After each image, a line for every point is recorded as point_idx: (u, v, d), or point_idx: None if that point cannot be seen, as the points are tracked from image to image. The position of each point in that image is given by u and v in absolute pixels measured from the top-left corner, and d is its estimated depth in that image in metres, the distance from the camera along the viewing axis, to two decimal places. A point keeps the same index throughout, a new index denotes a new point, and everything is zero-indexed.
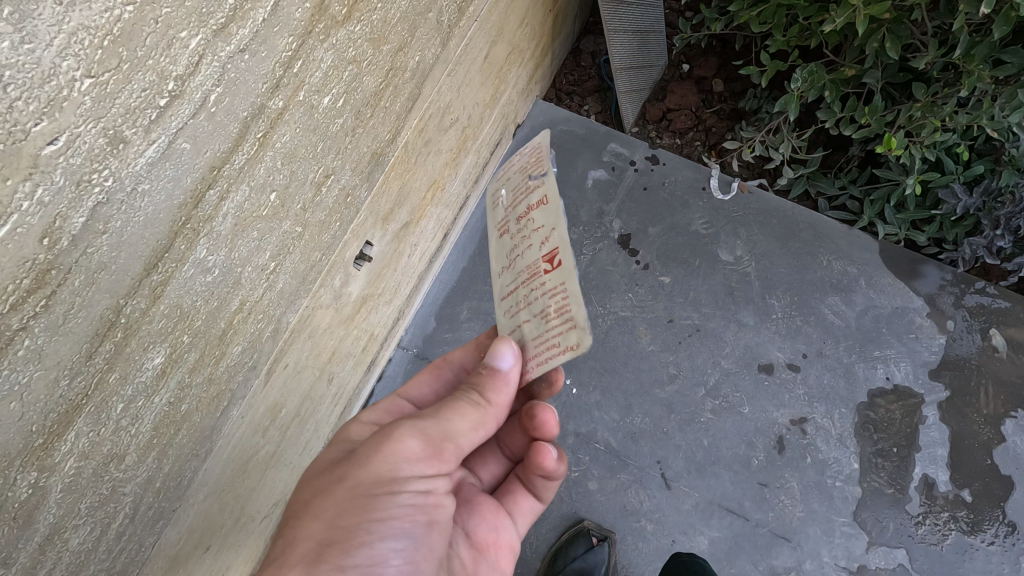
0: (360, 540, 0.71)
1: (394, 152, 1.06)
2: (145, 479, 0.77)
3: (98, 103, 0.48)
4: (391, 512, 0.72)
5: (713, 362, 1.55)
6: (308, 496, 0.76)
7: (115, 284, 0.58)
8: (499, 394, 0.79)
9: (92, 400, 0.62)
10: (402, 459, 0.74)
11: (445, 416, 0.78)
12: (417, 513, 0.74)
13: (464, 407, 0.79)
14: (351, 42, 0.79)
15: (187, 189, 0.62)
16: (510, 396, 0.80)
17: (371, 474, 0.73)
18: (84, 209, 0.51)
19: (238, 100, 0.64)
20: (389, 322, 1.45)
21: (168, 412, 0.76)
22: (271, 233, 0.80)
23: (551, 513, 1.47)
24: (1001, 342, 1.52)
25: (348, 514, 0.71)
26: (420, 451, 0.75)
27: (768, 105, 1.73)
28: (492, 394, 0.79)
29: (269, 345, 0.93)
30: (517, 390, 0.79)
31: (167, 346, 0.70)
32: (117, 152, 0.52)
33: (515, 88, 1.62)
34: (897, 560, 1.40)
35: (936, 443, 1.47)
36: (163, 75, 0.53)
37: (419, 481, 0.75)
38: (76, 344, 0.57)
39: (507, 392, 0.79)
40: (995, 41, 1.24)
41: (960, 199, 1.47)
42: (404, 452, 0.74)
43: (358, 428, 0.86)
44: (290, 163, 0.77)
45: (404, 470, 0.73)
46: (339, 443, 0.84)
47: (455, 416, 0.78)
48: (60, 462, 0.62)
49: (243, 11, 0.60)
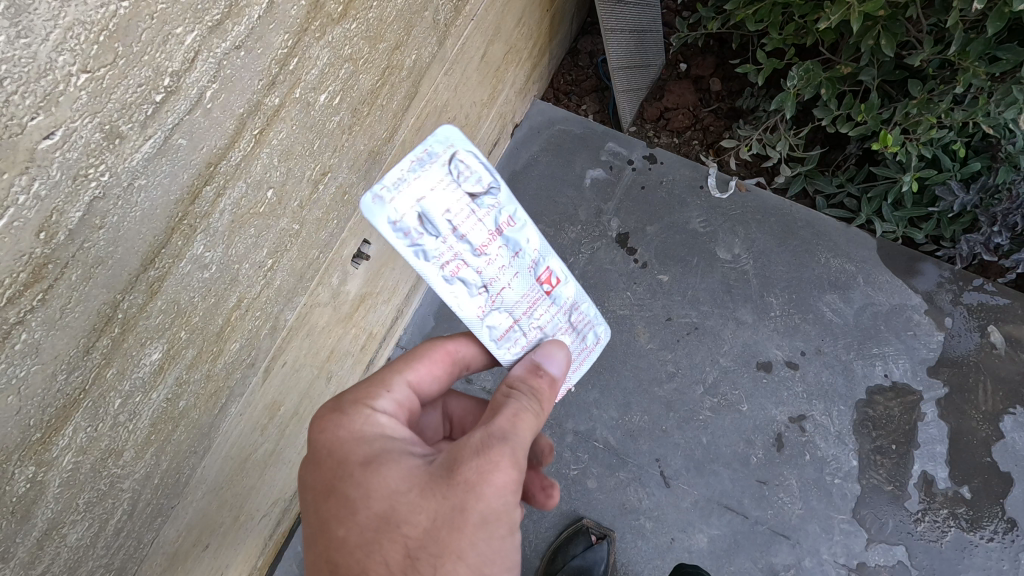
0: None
1: (392, 151, 1.06)
2: (143, 475, 0.78)
3: (94, 98, 0.49)
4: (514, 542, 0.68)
5: (712, 360, 1.55)
6: (425, 531, 0.63)
7: (112, 280, 0.59)
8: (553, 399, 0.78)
9: (90, 395, 0.63)
10: (517, 483, 0.66)
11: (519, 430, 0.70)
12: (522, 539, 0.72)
13: (528, 412, 0.72)
14: (347, 40, 0.79)
15: (184, 185, 0.62)
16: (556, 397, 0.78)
17: (490, 510, 0.64)
18: (80, 203, 0.52)
19: (234, 96, 0.64)
20: (387, 321, 1.46)
21: (166, 409, 0.76)
22: (268, 230, 0.81)
23: (550, 511, 1.47)
24: (999, 339, 1.52)
25: (486, 553, 0.64)
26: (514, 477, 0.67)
27: (765, 104, 1.74)
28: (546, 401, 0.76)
29: (267, 343, 0.93)
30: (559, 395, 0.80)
31: (165, 342, 0.70)
32: (113, 148, 0.53)
33: (512, 88, 1.62)
34: (896, 557, 1.40)
35: (935, 439, 1.47)
36: (158, 71, 0.54)
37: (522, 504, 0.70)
38: (73, 338, 0.57)
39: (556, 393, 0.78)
40: (989, 38, 1.24)
41: (957, 196, 1.48)
42: (516, 478, 0.66)
43: (384, 421, 0.73)
44: (287, 161, 0.78)
45: (516, 496, 0.66)
46: (382, 450, 0.69)
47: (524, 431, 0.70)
48: (58, 457, 0.62)
49: (239, 8, 0.60)
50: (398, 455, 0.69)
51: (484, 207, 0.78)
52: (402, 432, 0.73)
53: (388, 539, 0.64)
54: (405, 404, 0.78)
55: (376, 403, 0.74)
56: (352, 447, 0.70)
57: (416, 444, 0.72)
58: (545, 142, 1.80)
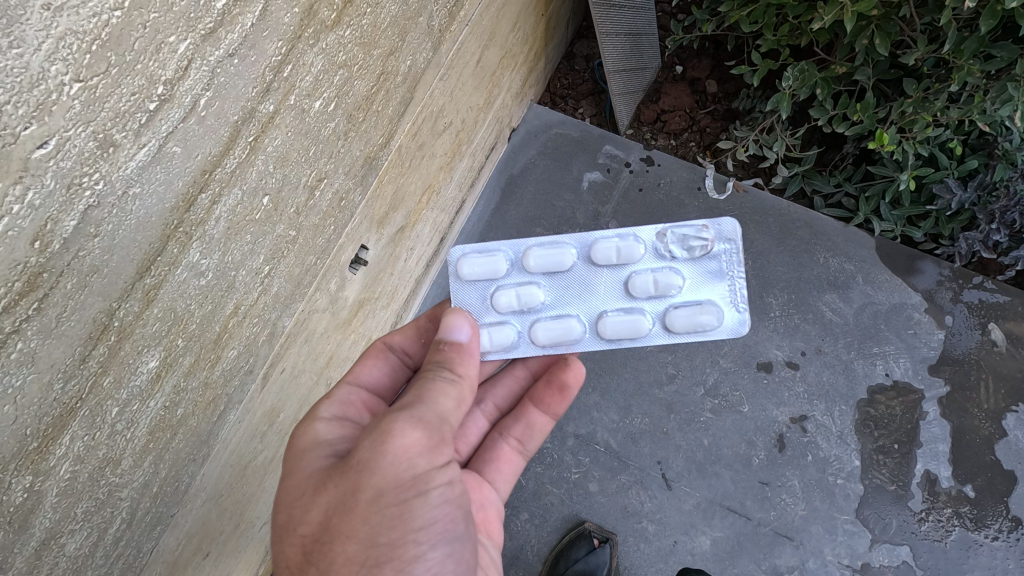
0: (407, 549, 0.69)
1: (387, 156, 1.07)
2: (141, 484, 0.77)
3: (87, 107, 0.49)
4: (424, 508, 0.70)
5: (712, 362, 1.55)
6: (323, 520, 0.71)
7: (107, 288, 0.59)
8: (468, 365, 0.80)
9: (86, 404, 0.62)
10: (415, 454, 0.69)
11: (431, 398, 0.74)
12: (454, 510, 0.74)
13: (443, 386, 0.76)
14: (341, 46, 0.79)
15: (179, 193, 0.63)
16: (475, 364, 0.81)
17: (391, 480, 0.68)
18: (75, 211, 0.52)
19: (229, 103, 0.64)
20: (387, 326, 1.46)
21: (163, 417, 0.76)
22: (265, 237, 0.81)
23: (552, 515, 1.47)
24: (1000, 337, 1.52)
25: (383, 524, 0.68)
26: (424, 442, 0.70)
27: (761, 105, 1.74)
28: (461, 366, 0.79)
29: (265, 349, 0.94)
30: (479, 359, 0.82)
31: (161, 350, 0.70)
32: (107, 156, 0.53)
33: (508, 92, 1.63)
34: (901, 557, 1.39)
35: (938, 439, 1.46)
36: (152, 79, 0.54)
37: (441, 469, 0.73)
38: (69, 346, 0.57)
39: (472, 360, 0.80)
40: (983, 36, 1.25)
41: (954, 194, 1.48)
42: (413, 446, 0.69)
43: (324, 428, 0.81)
44: (282, 167, 0.78)
45: (424, 460, 0.70)
46: (306, 452, 0.78)
47: (437, 397, 0.74)
48: (55, 466, 0.62)
49: (232, 15, 0.60)
50: (325, 453, 0.77)
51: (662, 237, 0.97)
52: (339, 434, 0.80)
53: (293, 539, 0.73)
54: (354, 402, 0.89)
55: (319, 414, 0.82)
56: (289, 456, 0.79)
57: (341, 442, 0.79)
58: (542, 146, 1.80)
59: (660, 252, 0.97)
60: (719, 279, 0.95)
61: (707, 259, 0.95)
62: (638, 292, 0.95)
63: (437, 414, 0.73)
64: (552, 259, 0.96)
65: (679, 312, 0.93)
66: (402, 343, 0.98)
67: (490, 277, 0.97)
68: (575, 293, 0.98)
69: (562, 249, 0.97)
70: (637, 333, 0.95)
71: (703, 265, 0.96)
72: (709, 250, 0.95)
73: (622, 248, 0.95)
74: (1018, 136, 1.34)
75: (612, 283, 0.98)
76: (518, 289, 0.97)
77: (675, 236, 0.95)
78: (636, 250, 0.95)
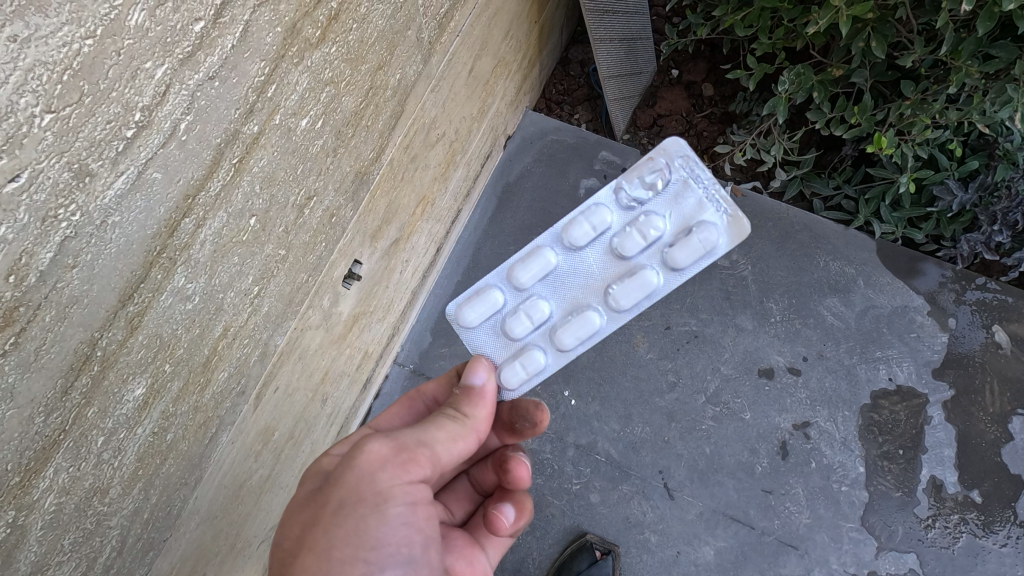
0: (357, 564, 0.71)
1: (379, 171, 1.05)
2: (131, 511, 0.76)
3: (60, 138, 0.48)
4: (380, 526, 0.73)
5: (713, 368, 1.53)
6: (300, 533, 0.75)
7: (88, 318, 0.58)
8: (476, 409, 0.84)
9: (70, 435, 0.61)
10: (378, 468, 0.75)
11: (425, 429, 0.80)
12: (412, 534, 0.76)
13: (442, 422, 0.81)
14: (327, 64, 0.78)
15: (161, 219, 0.61)
16: (485, 409, 0.84)
17: (359, 493, 0.73)
18: (51, 243, 0.51)
19: (211, 127, 0.63)
20: (384, 338, 1.45)
21: (152, 442, 0.75)
22: (253, 257, 0.80)
23: (554, 527, 1.45)
24: (1004, 338, 1.50)
25: (341, 537, 0.72)
26: (394, 462, 0.75)
27: (758, 108, 1.73)
28: (468, 408, 0.84)
29: (257, 369, 0.92)
30: (491, 405, 0.86)
31: (148, 376, 0.69)
32: (83, 186, 0.52)
33: (503, 100, 1.62)
34: (908, 565, 1.37)
35: (943, 443, 1.44)
36: (128, 106, 0.53)
37: (407, 496, 0.76)
38: (49, 379, 0.56)
39: (483, 405, 0.85)
40: (980, 37, 1.23)
41: (955, 196, 1.46)
42: (381, 461, 0.75)
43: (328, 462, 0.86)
44: (268, 187, 0.77)
45: (390, 479, 0.74)
46: (310, 477, 0.82)
47: (431, 429, 0.80)
48: (39, 499, 0.61)
49: (210, 38, 0.59)
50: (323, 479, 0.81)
51: (616, 187, 0.94)
52: None
53: (276, 549, 0.77)
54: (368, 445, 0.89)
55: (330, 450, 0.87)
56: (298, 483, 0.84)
57: None
58: (538, 153, 1.79)
59: (628, 206, 0.93)
60: (697, 200, 0.91)
61: (674, 187, 0.92)
62: (630, 251, 0.92)
63: (419, 445, 0.78)
64: (543, 269, 0.94)
65: (679, 248, 0.89)
66: (434, 394, 0.95)
67: (491, 314, 0.95)
68: (573, 286, 0.95)
69: (545, 255, 0.94)
70: (651, 289, 0.91)
71: (672, 194, 0.92)
72: (671, 177, 0.92)
73: (596, 224, 0.93)
74: (1018, 135, 1.32)
75: (605, 255, 0.95)
76: (523, 311, 0.94)
77: (633, 185, 0.93)
78: (608, 218, 0.93)
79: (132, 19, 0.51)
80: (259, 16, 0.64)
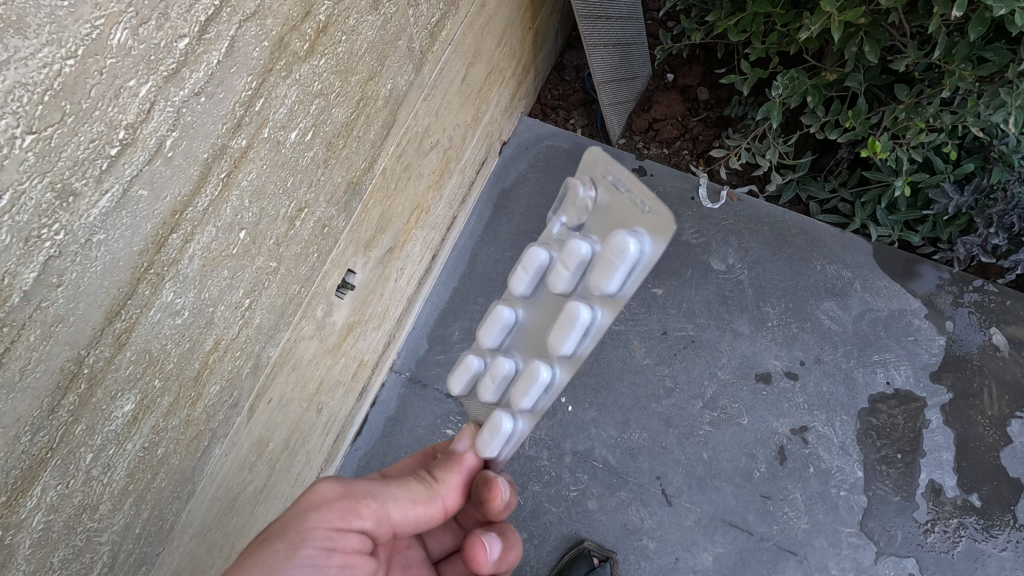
0: None
1: (371, 180, 1.05)
2: (122, 527, 0.76)
3: (42, 158, 0.48)
4: (290, 561, 0.74)
5: (710, 373, 1.53)
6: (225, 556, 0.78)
7: (75, 336, 0.57)
8: (447, 477, 0.87)
9: (58, 453, 0.61)
10: (317, 505, 0.79)
11: (389, 483, 0.84)
12: None
13: (407, 481, 0.85)
14: (316, 76, 0.78)
15: (148, 236, 0.61)
16: (457, 478, 0.88)
17: (290, 526, 0.77)
18: (35, 263, 0.51)
19: (197, 142, 0.63)
20: (379, 347, 1.45)
21: (143, 458, 0.74)
22: (244, 270, 0.79)
23: (551, 534, 1.44)
24: (1002, 341, 1.49)
25: (248, 566, 0.74)
26: (335, 503, 0.79)
27: (753, 112, 1.73)
28: (439, 474, 0.87)
29: (250, 381, 0.92)
30: (463, 478, 0.88)
31: (138, 392, 0.69)
32: (67, 206, 0.52)
33: (497, 107, 1.61)
34: (907, 570, 1.36)
35: (942, 447, 1.43)
36: (112, 124, 0.53)
37: (328, 542, 0.77)
38: (35, 398, 0.56)
39: (455, 473, 0.88)
40: (973, 41, 1.23)
41: (952, 199, 1.47)
42: (324, 500, 0.79)
43: None
44: (258, 200, 0.77)
45: (319, 519, 0.78)
46: None
47: (391, 484, 0.84)
48: (27, 518, 0.61)
49: (196, 54, 0.59)
50: None
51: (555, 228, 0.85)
52: None
53: None
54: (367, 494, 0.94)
55: None
56: None
57: None
58: (534, 159, 1.79)
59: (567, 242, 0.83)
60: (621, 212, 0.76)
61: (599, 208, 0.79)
62: (560, 285, 0.81)
63: (366, 492, 0.81)
64: (503, 324, 0.89)
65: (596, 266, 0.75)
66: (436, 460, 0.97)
67: (471, 380, 0.92)
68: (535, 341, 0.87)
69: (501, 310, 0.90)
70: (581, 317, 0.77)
71: (597, 210, 0.79)
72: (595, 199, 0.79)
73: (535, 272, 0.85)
74: (1013, 139, 1.32)
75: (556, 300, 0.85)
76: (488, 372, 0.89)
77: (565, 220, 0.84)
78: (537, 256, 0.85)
79: (115, 38, 0.50)
80: (246, 31, 0.64)
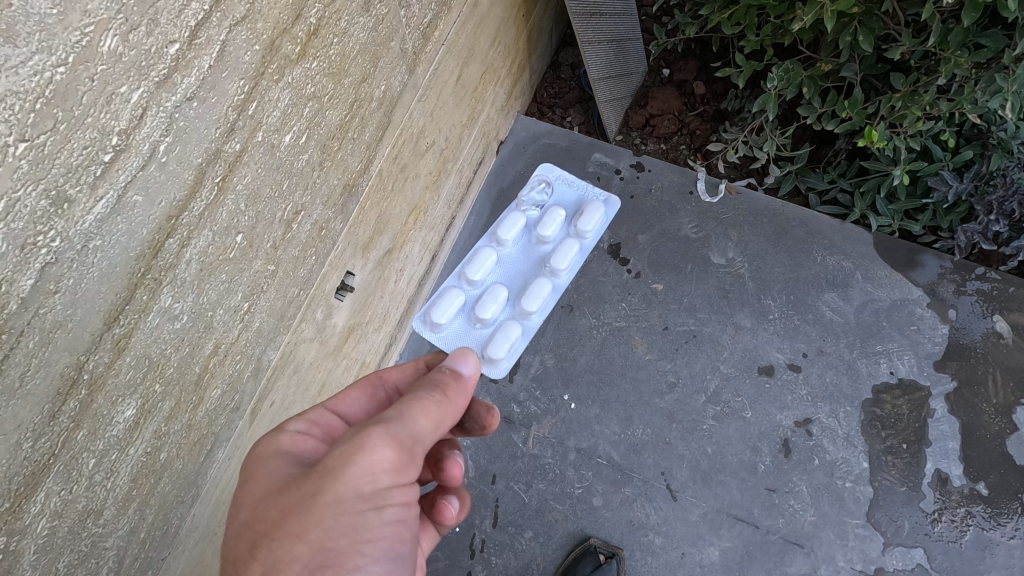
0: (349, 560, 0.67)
1: (368, 182, 1.06)
2: (127, 531, 0.76)
3: (36, 165, 0.48)
4: (375, 521, 0.69)
5: (712, 368, 1.53)
6: (270, 517, 0.68)
7: (73, 342, 0.58)
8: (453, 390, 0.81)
9: (60, 458, 0.61)
10: (379, 468, 0.68)
11: (410, 417, 0.74)
12: (403, 530, 0.71)
13: (426, 404, 0.76)
14: (309, 79, 0.78)
15: (144, 240, 0.62)
16: (463, 394, 0.82)
17: (351, 489, 0.67)
18: (31, 270, 0.51)
19: (191, 147, 0.63)
20: (381, 349, 1.45)
21: (146, 462, 0.75)
22: (241, 274, 0.80)
23: (557, 532, 1.43)
24: (1005, 328, 1.49)
25: (333, 529, 0.66)
26: (392, 458, 0.69)
27: (750, 105, 1.74)
28: (451, 391, 0.80)
29: (251, 385, 0.92)
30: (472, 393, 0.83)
31: (139, 397, 0.69)
32: (62, 212, 0.52)
33: (493, 106, 1.62)
34: (915, 560, 1.36)
35: (947, 436, 1.43)
36: (104, 131, 0.53)
37: (406, 486, 0.72)
38: (36, 405, 0.56)
39: (461, 390, 0.82)
40: (968, 27, 1.23)
41: (951, 186, 1.46)
42: (383, 461, 0.68)
43: (289, 440, 0.77)
44: (254, 204, 0.77)
45: (390, 477, 0.69)
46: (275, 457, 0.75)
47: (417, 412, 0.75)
48: (31, 524, 0.61)
49: (187, 59, 0.59)
50: (288, 462, 0.74)
51: None
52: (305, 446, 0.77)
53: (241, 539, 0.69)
54: (322, 424, 0.83)
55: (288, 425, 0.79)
56: (251, 460, 0.76)
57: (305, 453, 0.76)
58: (531, 157, 1.79)
59: None
60: None
61: None
62: None
63: (410, 435, 0.72)
64: None
65: None
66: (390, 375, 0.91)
67: None
68: None
69: None
70: None
71: None
72: None
73: None
74: (1012, 125, 1.32)
75: None
76: None
77: None
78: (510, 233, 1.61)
79: (105, 45, 0.51)
80: (236, 35, 0.64)
